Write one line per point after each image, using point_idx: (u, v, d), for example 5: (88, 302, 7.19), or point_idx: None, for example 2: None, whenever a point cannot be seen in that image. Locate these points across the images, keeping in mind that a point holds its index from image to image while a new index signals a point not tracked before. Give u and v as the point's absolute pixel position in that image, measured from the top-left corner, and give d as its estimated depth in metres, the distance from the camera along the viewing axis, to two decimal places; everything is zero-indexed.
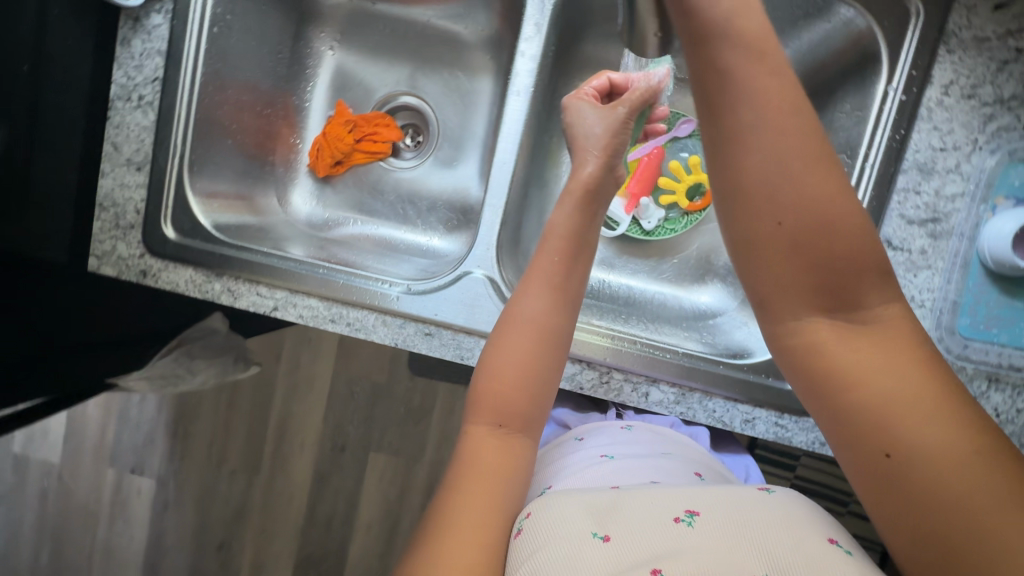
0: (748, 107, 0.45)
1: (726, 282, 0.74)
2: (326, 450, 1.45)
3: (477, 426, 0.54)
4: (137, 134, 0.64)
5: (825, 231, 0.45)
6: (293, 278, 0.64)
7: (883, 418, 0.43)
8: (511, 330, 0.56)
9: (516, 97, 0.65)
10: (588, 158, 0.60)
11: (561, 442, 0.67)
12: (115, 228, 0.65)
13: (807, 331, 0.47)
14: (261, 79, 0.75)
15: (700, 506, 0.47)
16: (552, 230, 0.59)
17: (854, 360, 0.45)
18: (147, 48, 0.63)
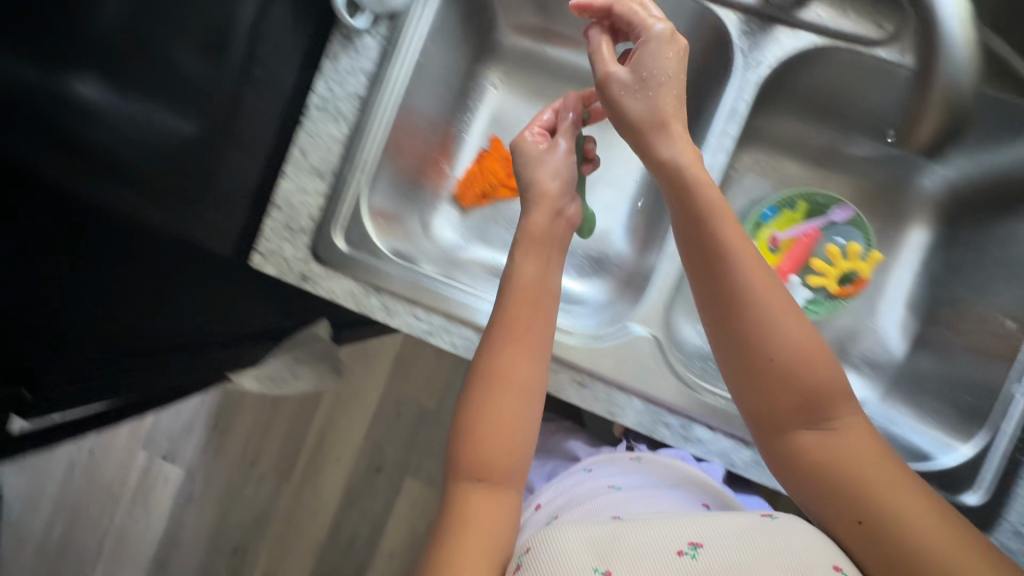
0: (737, 267, 0.51)
1: (862, 373, 0.75)
2: (361, 469, 1.38)
3: (460, 484, 0.54)
4: (326, 143, 0.65)
5: (808, 358, 0.51)
6: (453, 305, 0.64)
7: (851, 496, 0.49)
8: (498, 392, 0.56)
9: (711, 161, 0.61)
10: (537, 208, 0.62)
11: (567, 472, 0.72)
12: (286, 229, 0.66)
13: (792, 438, 0.51)
14: (436, 101, 0.76)
15: (700, 535, 0.48)
16: (516, 280, 0.59)
17: (834, 451, 0.50)
18: (353, 66, 0.65)
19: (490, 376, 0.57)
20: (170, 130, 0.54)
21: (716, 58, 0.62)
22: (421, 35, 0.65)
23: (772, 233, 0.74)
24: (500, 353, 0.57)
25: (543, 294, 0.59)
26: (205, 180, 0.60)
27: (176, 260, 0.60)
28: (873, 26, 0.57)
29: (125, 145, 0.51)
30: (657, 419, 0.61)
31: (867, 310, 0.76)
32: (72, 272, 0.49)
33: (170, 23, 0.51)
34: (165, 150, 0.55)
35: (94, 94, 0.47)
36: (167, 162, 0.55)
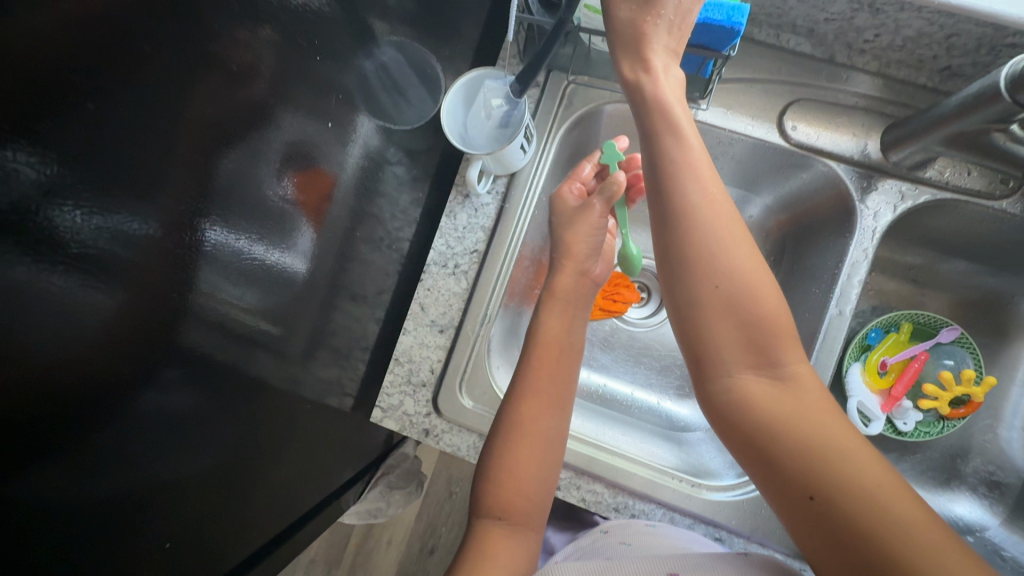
0: (706, 229, 0.48)
1: (978, 493, 0.74)
2: (413, 550, 1.39)
3: (482, 519, 0.56)
4: (446, 299, 0.66)
5: (756, 293, 0.48)
6: (583, 460, 0.64)
7: (784, 441, 0.45)
8: (523, 439, 0.57)
9: (837, 318, 0.60)
10: (562, 269, 0.66)
11: (587, 539, 0.65)
12: (407, 384, 0.66)
13: (735, 379, 0.49)
14: (537, 237, 0.77)
15: (679, 567, 0.50)
16: (544, 336, 0.63)
17: (768, 406, 0.47)
18: (472, 222, 0.66)
19: (515, 428, 0.58)
20: (273, 265, 0.59)
21: (836, 210, 0.64)
22: (535, 189, 0.67)
23: (881, 357, 0.74)
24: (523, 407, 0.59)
25: (566, 350, 0.64)
26: (296, 315, 0.65)
27: (253, 387, 0.62)
28: (997, 182, 0.59)
29: (223, 280, 0.54)
30: None
31: (983, 426, 0.76)
32: (155, 409, 0.52)
33: (271, 168, 0.56)
34: (263, 294, 0.59)
35: (208, 237, 0.51)
36: (266, 300, 0.60)
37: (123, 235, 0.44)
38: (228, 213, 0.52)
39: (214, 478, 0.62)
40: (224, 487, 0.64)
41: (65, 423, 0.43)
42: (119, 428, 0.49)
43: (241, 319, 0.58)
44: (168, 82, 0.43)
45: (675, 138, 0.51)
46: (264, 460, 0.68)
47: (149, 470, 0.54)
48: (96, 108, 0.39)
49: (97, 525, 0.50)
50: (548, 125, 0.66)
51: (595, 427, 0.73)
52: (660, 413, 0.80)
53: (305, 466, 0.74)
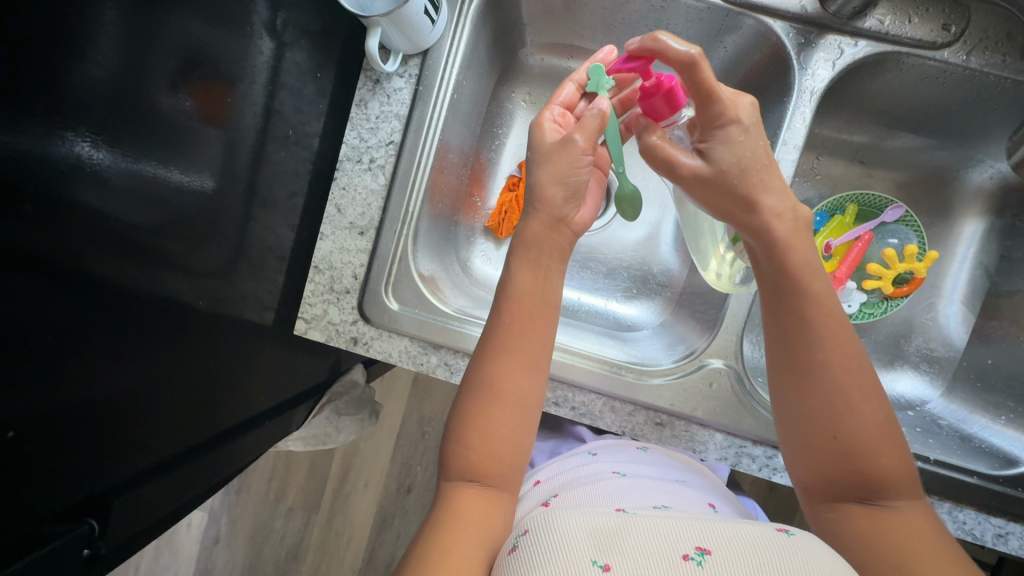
0: (815, 342, 0.49)
1: (921, 370, 0.75)
2: (390, 490, 1.39)
3: (452, 479, 0.53)
4: (363, 197, 0.61)
5: (838, 400, 0.49)
6: None
7: (874, 558, 0.45)
8: (495, 403, 0.54)
9: None
10: (533, 213, 0.57)
11: (573, 455, 0.68)
12: (329, 291, 0.62)
13: (837, 507, 0.49)
14: (465, 134, 0.72)
15: (710, 543, 0.41)
16: (515, 294, 0.56)
17: (867, 525, 0.47)
18: (384, 111, 0.60)
19: (488, 389, 0.54)
20: (178, 184, 0.53)
21: (773, 72, 0.60)
22: (452, 71, 0.61)
23: (825, 240, 0.72)
24: (494, 369, 0.54)
25: (541, 305, 0.56)
26: (208, 225, 0.58)
27: (172, 308, 0.56)
28: (939, 29, 0.55)
29: (117, 200, 0.48)
30: (740, 452, 0.59)
31: (925, 304, 0.76)
32: (66, 348, 0.47)
33: (159, 70, 0.48)
34: (171, 216, 0.53)
35: (93, 154, 0.45)
36: (178, 214, 0.54)
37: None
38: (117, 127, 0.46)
39: (160, 412, 0.59)
40: (170, 420, 0.60)
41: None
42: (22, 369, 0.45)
43: (149, 240, 0.52)
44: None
45: (815, 276, 0.51)
46: (212, 385, 0.64)
47: (71, 411, 0.50)
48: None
49: (23, 475, 0.48)
50: None
51: None
52: (608, 315, 0.78)
53: (241, 403, 0.69)
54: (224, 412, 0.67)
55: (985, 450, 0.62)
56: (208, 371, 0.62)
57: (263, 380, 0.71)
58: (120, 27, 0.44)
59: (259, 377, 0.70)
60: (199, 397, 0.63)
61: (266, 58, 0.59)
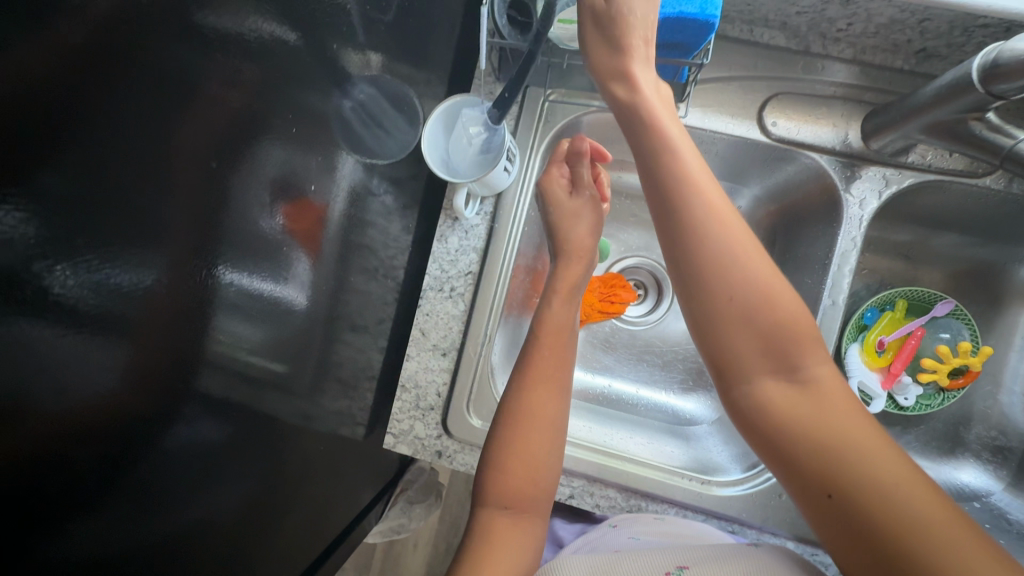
0: (704, 210, 0.50)
1: (982, 460, 0.76)
2: (444, 552, 1.43)
3: (487, 509, 0.58)
4: (445, 322, 0.67)
5: (739, 274, 0.48)
6: (593, 467, 0.65)
7: (813, 464, 0.46)
8: (527, 428, 0.59)
9: (829, 309, 0.61)
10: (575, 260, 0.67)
11: (597, 530, 0.68)
12: (415, 408, 0.68)
13: (755, 386, 0.49)
14: (528, 250, 0.78)
15: (686, 560, 0.53)
16: (544, 326, 0.64)
17: (786, 410, 0.48)
18: (463, 244, 0.67)
19: (522, 411, 0.60)
20: (277, 297, 0.59)
21: (820, 198, 0.65)
22: (524, 206, 0.67)
23: (878, 337, 0.75)
24: (524, 397, 0.60)
25: (562, 332, 0.65)
26: (296, 347, 0.64)
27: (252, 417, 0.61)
28: (978, 160, 0.60)
29: (219, 324, 0.53)
30: (812, 558, 0.62)
31: (984, 393, 0.78)
32: (172, 464, 0.53)
33: (256, 196, 0.54)
34: (261, 330, 0.58)
35: (204, 279, 0.50)
36: (269, 334, 0.60)
37: (118, 289, 0.43)
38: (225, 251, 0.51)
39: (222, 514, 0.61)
40: (245, 516, 0.65)
41: (74, 479, 0.43)
42: (143, 491, 0.50)
43: (242, 355, 0.57)
44: (132, 126, 0.41)
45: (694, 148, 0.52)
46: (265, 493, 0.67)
47: (169, 526, 0.55)
48: (69, 168, 0.37)
49: None
50: (527, 142, 0.67)
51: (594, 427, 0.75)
52: (667, 408, 0.82)
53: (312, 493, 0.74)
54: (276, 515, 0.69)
55: None
56: (279, 470, 0.67)
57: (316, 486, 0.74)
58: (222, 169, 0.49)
59: (318, 481, 0.74)
60: (262, 500, 0.66)
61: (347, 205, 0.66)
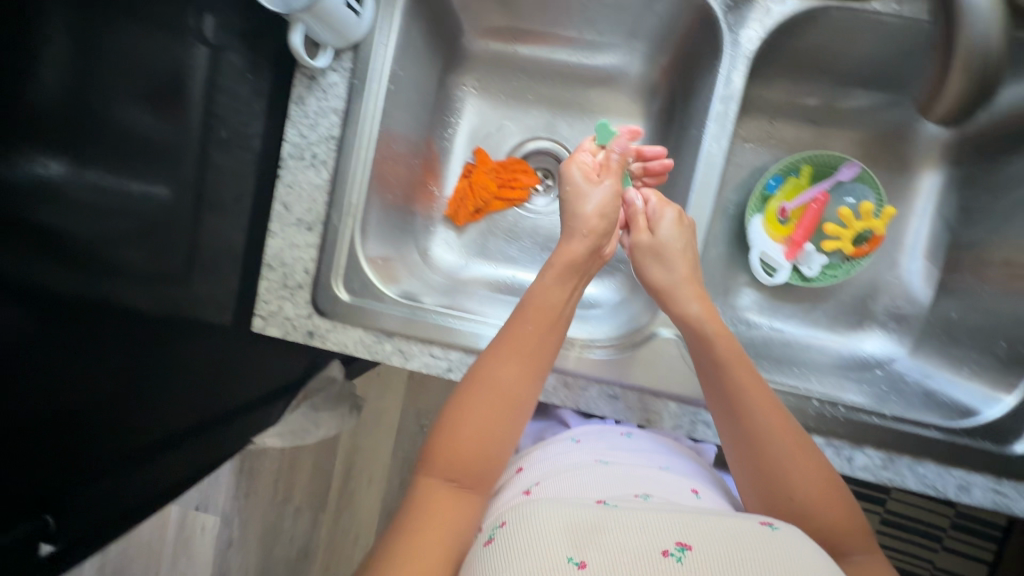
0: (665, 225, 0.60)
1: (888, 329, 0.74)
2: (394, 483, 1.40)
3: (429, 478, 0.54)
4: (308, 193, 0.62)
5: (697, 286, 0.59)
6: (473, 338, 0.62)
7: (816, 507, 0.49)
8: (474, 394, 0.56)
9: (711, 153, 0.60)
10: (579, 237, 0.61)
11: (554, 441, 0.68)
12: (283, 288, 0.63)
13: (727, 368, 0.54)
14: (414, 129, 0.73)
15: (690, 537, 0.43)
16: (533, 300, 0.59)
17: (751, 393, 0.53)
18: (322, 106, 0.61)
19: (486, 386, 0.56)
20: (137, 194, 0.53)
21: (707, 36, 0.62)
22: (388, 61, 0.62)
23: (779, 203, 0.72)
24: (496, 368, 0.56)
25: (555, 318, 0.59)
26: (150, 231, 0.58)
27: (140, 322, 0.56)
28: None
29: (72, 220, 0.47)
30: (695, 420, 0.60)
31: (887, 262, 0.74)
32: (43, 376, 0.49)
33: (116, 86, 0.48)
34: (130, 229, 0.53)
35: (52, 169, 0.45)
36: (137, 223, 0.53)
37: None
38: (78, 144, 0.46)
39: (142, 423, 0.60)
40: (145, 434, 0.61)
41: None
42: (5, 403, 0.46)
43: (105, 249, 0.51)
44: None
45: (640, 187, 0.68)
46: (179, 391, 0.64)
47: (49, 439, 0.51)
48: None
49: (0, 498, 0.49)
50: None
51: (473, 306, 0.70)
52: None
53: (222, 403, 0.71)
54: (201, 408, 0.68)
55: (944, 403, 0.61)
56: (178, 384, 0.63)
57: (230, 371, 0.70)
58: (69, 38, 0.44)
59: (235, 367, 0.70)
60: (175, 398, 0.63)
61: (202, 67, 0.55)
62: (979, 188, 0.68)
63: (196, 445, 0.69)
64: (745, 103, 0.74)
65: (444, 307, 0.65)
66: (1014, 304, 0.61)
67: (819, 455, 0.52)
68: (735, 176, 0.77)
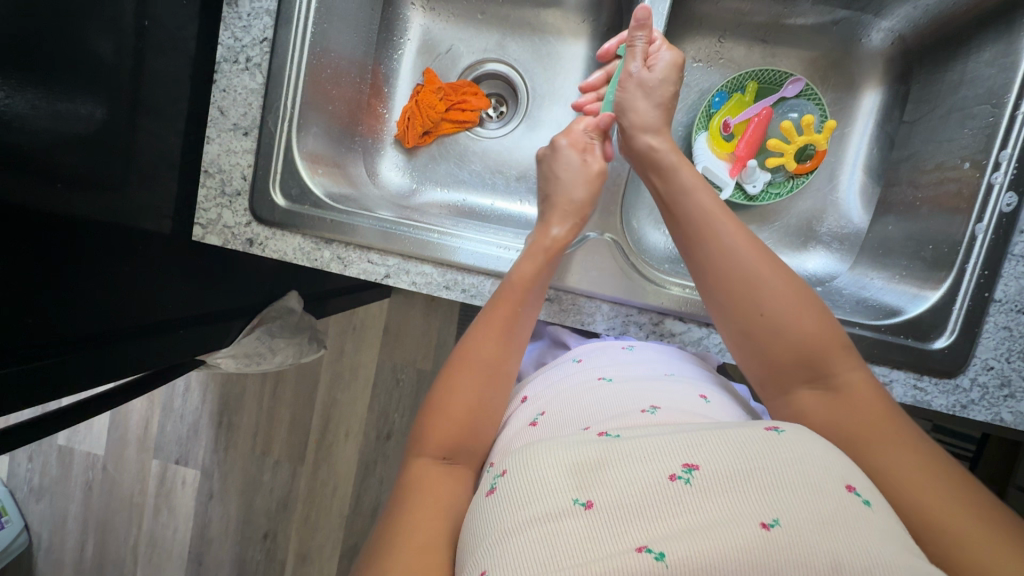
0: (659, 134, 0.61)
1: (831, 249, 0.73)
2: (371, 438, 1.35)
3: (421, 458, 0.51)
4: (243, 97, 0.62)
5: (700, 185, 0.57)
6: (409, 242, 0.62)
7: (802, 334, 0.49)
8: (464, 375, 0.55)
9: (647, 50, 0.62)
10: (554, 220, 0.63)
11: (555, 364, 0.62)
12: (221, 195, 0.63)
13: (722, 255, 0.53)
14: (357, 46, 0.73)
15: (698, 456, 0.39)
16: (508, 283, 0.58)
17: (755, 276, 0.51)
18: (255, 8, 0.61)
19: (474, 370, 0.55)
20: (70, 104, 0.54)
21: None
22: None
23: (723, 119, 0.73)
24: (480, 341, 0.56)
25: (533, 298, 0.58)
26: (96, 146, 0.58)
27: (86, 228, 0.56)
28: None
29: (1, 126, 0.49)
30: (628, 320, 0.61)
31: (827, 182, 0.75)
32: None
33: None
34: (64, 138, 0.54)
35: None
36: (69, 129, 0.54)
37: None
38: None
39: (81, 308, 0.57)
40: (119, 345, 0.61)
41: None
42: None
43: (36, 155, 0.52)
44: None
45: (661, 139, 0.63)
46: (119, 285, 0.60)
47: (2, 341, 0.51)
48: None
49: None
50: None
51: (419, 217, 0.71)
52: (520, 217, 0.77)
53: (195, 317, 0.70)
54: (149, 305, 0.64)
55: (872, 306, 0.62)
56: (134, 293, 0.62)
57: (175, 278, 0.67)
58: None
59: (180, 274, 0.68)
60: (105, 288, 0.59)
61: None
62: (920, 99, 0.67)
63: (160, 348, 0.65)
64: (692, 21, 0.73)
65: (382, 215, 0.66)
66: (948, 204, 0.61)
67: (799, 281, 0.52)
68: (683, 98, 0.76)
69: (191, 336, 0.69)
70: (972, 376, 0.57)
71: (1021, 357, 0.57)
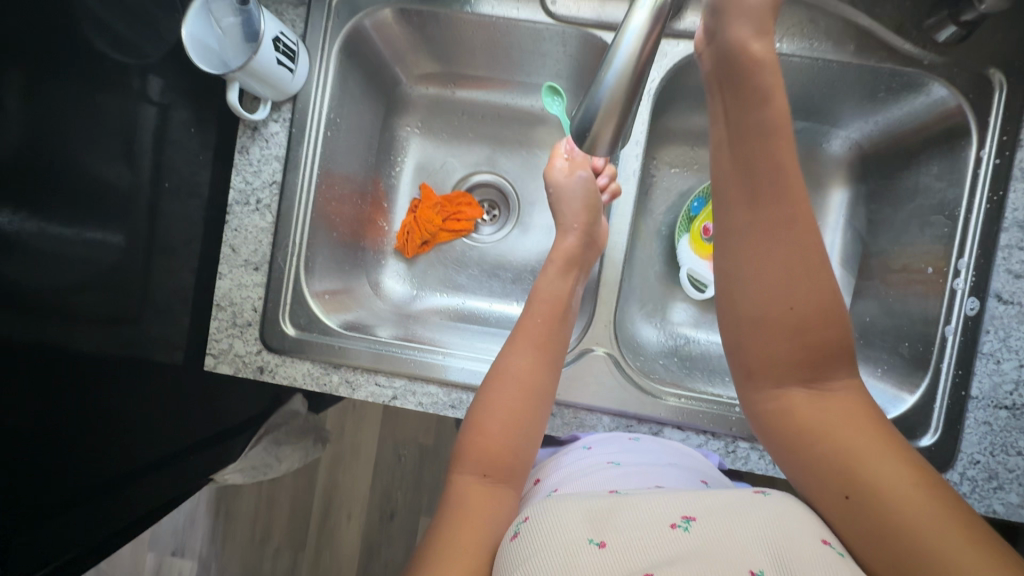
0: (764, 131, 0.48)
1: None
2: (374, 518, 1.33)
3: (463, 475, 0.54)
4: (254, 236, 0.66)
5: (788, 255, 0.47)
6: (413, 365, 0.65)
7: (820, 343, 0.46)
8: (499, 385, 0.58)
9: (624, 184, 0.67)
10: (571, 232, 0.67)
11: (566, 451, 0.61)
12: (233, 326, 0.66)
13: (783, 391, 0.47)
14: (358, 170, 0.78)
15: (695, 509, 0.42)
16: (538, 295, 0.64)
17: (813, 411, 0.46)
18: (265, 154, 0.66)
19: (505, 376, 0.58)
20: (94, 246, 0.56)
21: None
22: (324, 108, 0.68)
23: (703, 224, 0.78)
24: (512, 359, 0.59)
25: (562, 310, 0.64)
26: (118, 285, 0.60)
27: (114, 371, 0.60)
28: None
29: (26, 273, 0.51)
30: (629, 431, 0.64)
31: None
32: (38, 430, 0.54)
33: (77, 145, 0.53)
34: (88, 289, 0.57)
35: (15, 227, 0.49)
36: (85, 274, 0.56)
37: None
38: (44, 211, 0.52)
39: (95, 453, 0.60)
40: (143, 477, 0.65)
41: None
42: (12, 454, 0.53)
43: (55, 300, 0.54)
44: None
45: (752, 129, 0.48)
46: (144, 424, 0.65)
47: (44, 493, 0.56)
48: None
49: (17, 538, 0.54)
50: (320, 42, 0.67)
51: (419, 331, 0.75)
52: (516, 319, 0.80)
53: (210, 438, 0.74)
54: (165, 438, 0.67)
55: None
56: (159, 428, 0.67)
57: (185, 404, 0.69)
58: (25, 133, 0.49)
59: (194, 402, 0.71)
60: (131, 425, 0.63)
61: (153, 122, 0.60)
62: (882, 199, 0.73)
63: (176, 476, 0.69)
64: (667, 133, 0.79)
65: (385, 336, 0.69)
66: (917, 303, 0.65)
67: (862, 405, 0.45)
68: (664, 201, 0.81)
69: (199, 460, 0.72)
70: (961, 471, 0.60)
71: (1005, 451, 0.59)
